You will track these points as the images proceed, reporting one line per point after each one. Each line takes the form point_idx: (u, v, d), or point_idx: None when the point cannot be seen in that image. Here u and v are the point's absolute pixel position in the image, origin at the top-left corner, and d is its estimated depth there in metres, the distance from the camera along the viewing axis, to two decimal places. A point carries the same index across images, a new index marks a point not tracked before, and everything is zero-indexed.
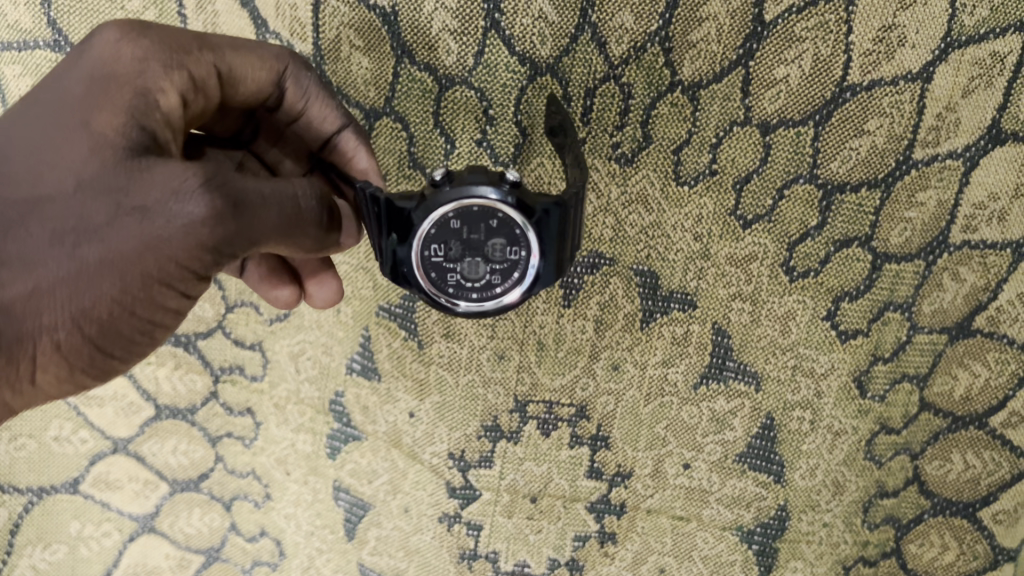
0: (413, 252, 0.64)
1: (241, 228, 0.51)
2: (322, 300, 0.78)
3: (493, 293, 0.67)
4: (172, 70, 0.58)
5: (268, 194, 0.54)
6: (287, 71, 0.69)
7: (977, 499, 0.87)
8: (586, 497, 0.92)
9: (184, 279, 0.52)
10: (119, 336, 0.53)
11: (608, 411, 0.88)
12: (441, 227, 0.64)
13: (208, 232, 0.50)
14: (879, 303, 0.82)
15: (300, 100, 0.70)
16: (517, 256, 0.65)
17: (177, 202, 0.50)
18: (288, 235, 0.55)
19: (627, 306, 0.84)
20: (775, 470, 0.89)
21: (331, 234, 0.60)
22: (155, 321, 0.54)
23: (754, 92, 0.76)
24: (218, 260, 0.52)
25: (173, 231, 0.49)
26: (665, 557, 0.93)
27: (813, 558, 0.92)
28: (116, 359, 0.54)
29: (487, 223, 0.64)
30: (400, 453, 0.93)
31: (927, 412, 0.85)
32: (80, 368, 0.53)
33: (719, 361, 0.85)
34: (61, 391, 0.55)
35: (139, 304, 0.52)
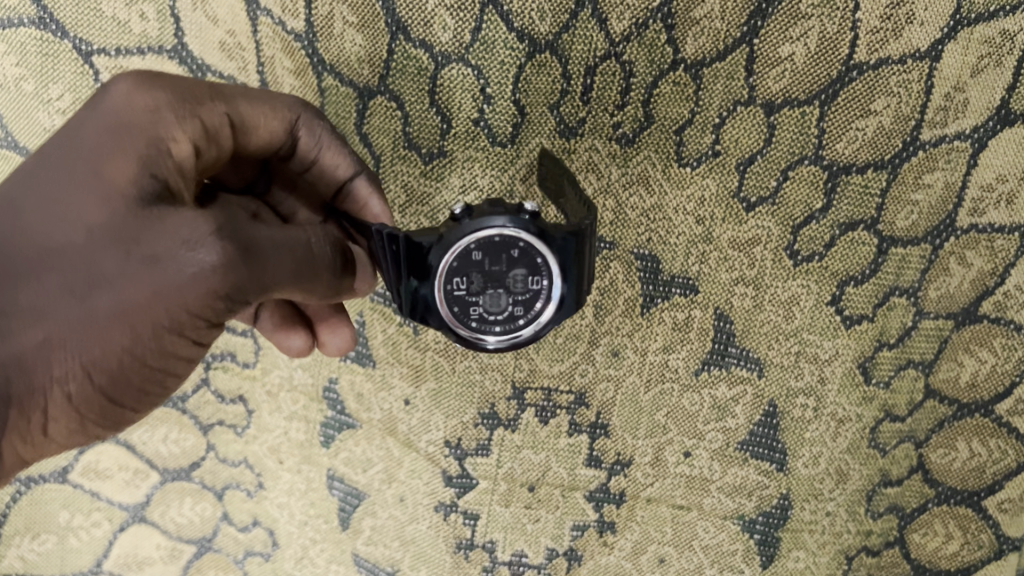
0: (436, 289, 0.62)
1: (253, 274, 0.51)
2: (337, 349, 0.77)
3: (521, 323, 0.65)
4: (184, 118, 0.55)
5: (280, 241, 0.53)
6: (299, 120, 0.67)
7: (982, 487, 0.86)
8: (584, 486, 0.90)
9: (195, 328, 0.50)
10: (130, 386, 0.51)
11: (607, 398, 0.87)
12: (462, 262, 0.62)
13: (220, 281, 0.49)
14: (884, 287, 0.80)
15: (313, 149, 0.69)
16: (539, 285, 0.63)
17: (186, 250, 0.48)
18: (300, 279, 0.55)
19: (628, 291, 0.82)
20: (777, 458, 0.87)
21: (344, 281, 0.60)
22: (168, 370, 0.52)
23: (758, 71, 0.74)
24: (229, 306, 0.51)
25: (185, 280, 0.48)
26: (664, 546, 0.91)
27: (815, 547, 0.91)
28: (128, 409, 0.52)
29: (507, 253, 0.62)
30: (395, 441, 0.91)
31: (933, 399, 0.84)
32: (92, 420, 0.51)
33: (721, 347, 0.84)
34: (75, 443, 0.53)
35: (150, 353, 0.50)
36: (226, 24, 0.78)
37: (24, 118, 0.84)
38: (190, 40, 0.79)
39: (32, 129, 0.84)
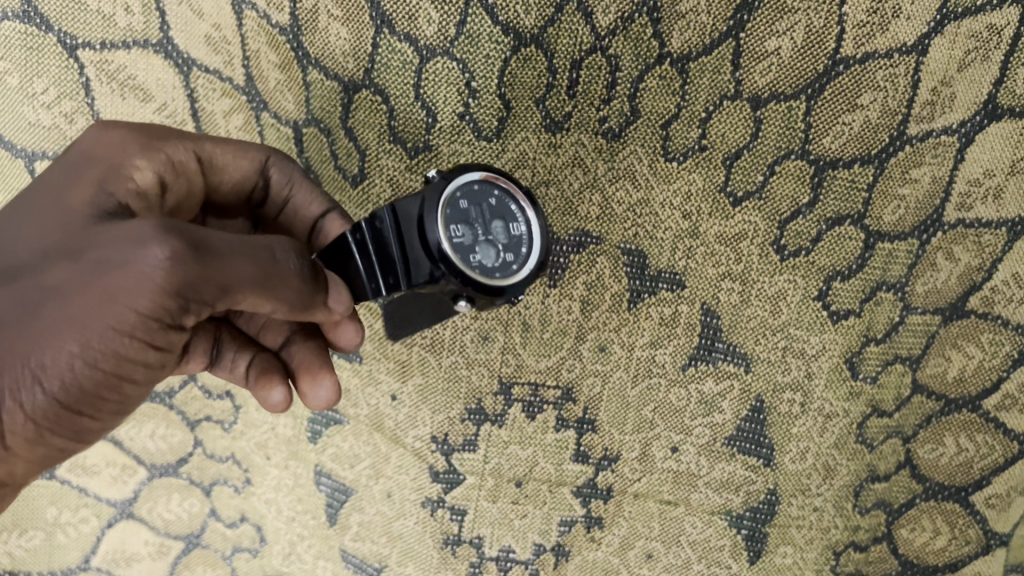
0: (443, 235, 0.62)
1: (207, 273, 0.49)
2: (325, 401, 0.72)
3: (519, 271, 0.66)
4: (151, 152, 0.60)
5: (239, 246, 0.52)
6: (270, 160, 0.70)
7: (970, 482, 0.86)
8: (572, 481, 0.90)
9: (148, 331, 0.49)
10: (86, 394, 0.50)
11: (594, 394, 0.86)
12: (453, 212, 0.63)
13: (165, 280, 0.48)
14: (871, 282, 0.80)
15: (285, 187, 0.71)
16: (519, 232, 0.67)
17: (135, 250, 0.48)
18: (264, 284, 0.53)
19: (614, 286, 0.82)
20: (764, 453, 0.87)
21: (316, 293, 0.58)
22: (125, 377, 0.51)
23: (745, 65, 0.74)
24: (185, 306, 0.49)
25: (134, 277, 0.47)
26: (652, 542, 0.91)
27: (802, 543, 0.90)
28: (87, 418, 0.51)
29: (486, 201, 0.65)
30: (382, 437, 0.91)
31: (920, 395, 0.84)
32: (52, 430, 0.50)
33: (708, 342, 0.84)
34: (39, 459, 0.52)
35: (102, 360, 0.49)
36: (211, 18, 0.77)
37: (9, 112, 0.83)
38: (175, 33, 0.78)
39: (17, 124, 0.84)
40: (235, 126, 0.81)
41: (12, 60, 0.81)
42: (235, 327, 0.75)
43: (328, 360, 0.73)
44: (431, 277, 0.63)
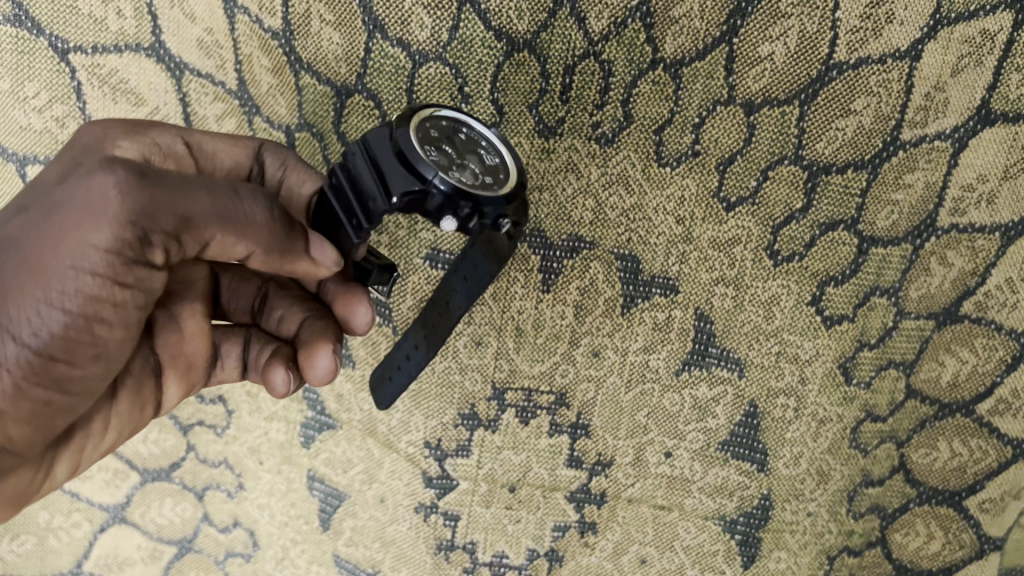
0: (413, 146, 0.56)
1: (161, 203, 0.51)
2: (324, 371, 0.67)
3: (505, 189, 0.57)
4: (134, 134, 0.63)
5: (198, 183, 0.54)
6: (263, 145, 0.69)
7: (964, 487, 0.85)
8: (565, 487, 0.89)
9: (111, 266, 0.50)
10: (62, 338, 0.51)
11: (588, 399, 0.86)
12: (419, 137, 0.58)
13: (118, 206, 0.49)
14: (865, 287, 0.80)
15: (279, 170, 0.69)
16: (495, 162, 0.60)
17: (87, 189, 0.50)
18: (227, 219, 0.54)
19: (608, 291, 0.82)
20: (758, 458, 0.87)
21: (292, 234, 0.59)
22: (96, 320, 0.52)
23: (738, 70, 0.73)
24: (143, 236, 0.51)
25: (86, 213, 0.49)
26: (645, 547, 0.91)
27: (796, 548, 0.91)
28: (64, 364, 0.52)
29: (455, 137, 0.61)
30: (375, 442, 0.90)
31: (914, 399, 0.84)
32: (33, 381, 0.51)
33: (702, 347, 0.83)
34: (30, 417, 0.52)
35: (69, 299, 0.50)
36: (204, 22, 0.77)
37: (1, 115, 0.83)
38: (167, 37, 0.78)
39: (10, 127, 0.84)
40: (227, 130, 0.81)
41: (4, 63, 0.81)
42: (260, 331, 0.75)
43: (335, 336, 0.70)
44: (412, 192, 0.55)
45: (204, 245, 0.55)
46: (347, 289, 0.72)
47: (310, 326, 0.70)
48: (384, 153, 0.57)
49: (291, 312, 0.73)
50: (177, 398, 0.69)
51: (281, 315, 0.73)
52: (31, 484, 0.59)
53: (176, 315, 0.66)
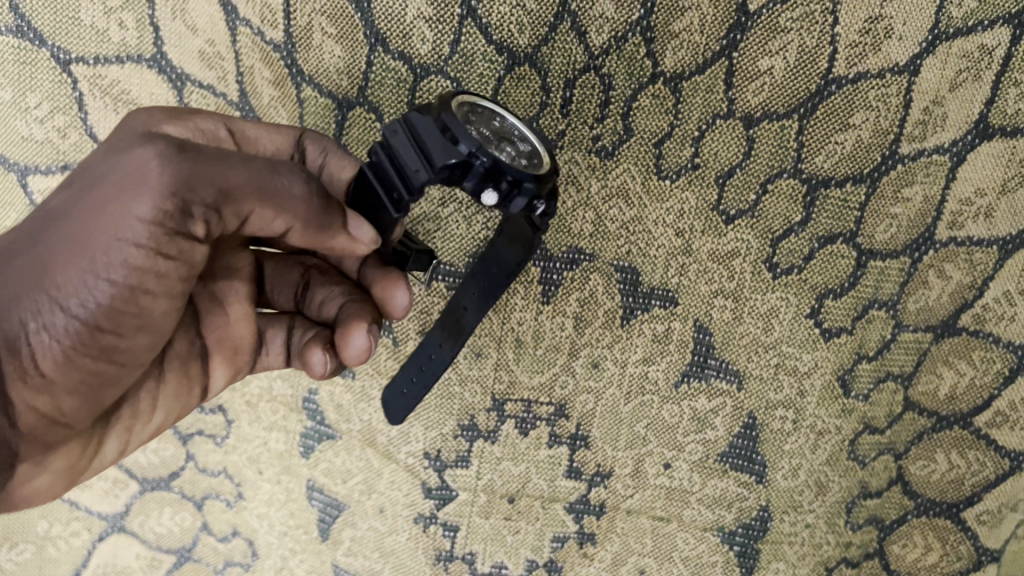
0: (458, 120, 0.57)
1: (200, 175, 0.52)
2: (359, 350, 0.68)
3: (539, 171, 0.58)
4: (179, 120, 0.65)
5: (238, 156, 0.55)
6: (303, 134, 0.70)
7: (961, 499, 0.85)
8: (564, 498, 0.90)
9: (154, 237, 0.51)
10: (108, 308, 0.52)
11: (587, 410, 0.86)
12: (461, 116, 0.59)
13: (158, 177, 0.50)
14: (863, 300, 0.81)
15: (318, 157, 0.70)
16: (528, 148, 0.61)
17: (128, 162, 0.51)
18: (266, 191, 0.55)
19: (607, 303, 0.82)
20: (756, 470, 0.87)
21: (332, 207, 0.59)
22: (141, 291, 0.52)
23: (738, 84, 0.74)
24: (184, 207, 0.52)
25: (127, 185, 0.51)
26: (644, 558, 0.91)
27: (795, 559, 0.91)
28: (111, 334, 0.53)
29: (491, 121, 0.62)
30: (375, 453, 0.90)
31: (911, 411, 0.84)
32: (80, 350, 0.52)
33: (701, 359, 0.84)
34: (81, 387, 0.54)
35: (113, 270, 0.51)
36: (205, 33, 0.77)
37: (1, 126, 0.83)
38: (169, 49, 0.78)
39: (10, 138, 0.84)
40: None
41: (5, 74, 0.81)
42: (304, 317, 0.75)
43: (372, 315, 0.70)
44: (452, 164, 0.56)
45: (244, 219, 0.56)
46: (387, 273, 0.72)
47: (349, 307, 0.70)
48: (426, 127, 0.58)
49: (331, 297, 0.73)
50: (222, 381, 0.70)
51: (322, 299, 0.74)
52: (79, 458, 0.61)
53: (221, 299, 0.68)
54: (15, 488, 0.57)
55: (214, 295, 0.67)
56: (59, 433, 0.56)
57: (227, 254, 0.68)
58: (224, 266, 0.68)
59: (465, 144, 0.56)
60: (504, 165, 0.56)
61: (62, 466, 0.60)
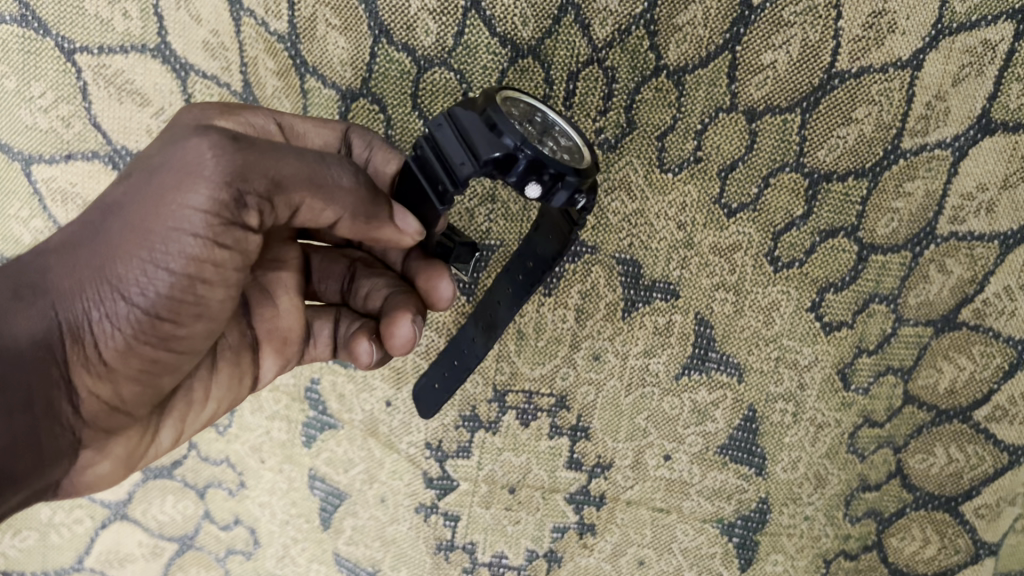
0: (500, 113, 0.57)
1: (254, 166, 0.53)
2: (405, 339, 0.68)
3: (582, 165, 0.58)
4: (230, 115, 0.64)
5: (289, 148, 0.55)
6: (349, 128, 0.70)
7: (959, 492, 0.86)
8: (565, 488, 0.90)
9: (211, 228, 0.52)
10: (167, 297, 0.53)
11: (588, 401, 0.87)
12: (504, 110, 0.59)
13: (212, 167, 0.51)
14: (864, 294, 0.81)
15: (364, 151, 0.70)
16: (569, 142, 0.61)
17: (182, 153, 0.52)
18: (317, 182, 0.56)
19: (609, 295, 0.83)
20: (755, 462, 0.88)
21: (380, 197, 0.61)
22: (199, 280, 0.53)
23: (741, 77, 0.74)
24: (240, 197, 0.52)
25: (183, 175, 0.51)
26: (644, 548, 0.91)
27: (794, 551, 0.91)
28: (170, 323, 0.54)
29: (533, 115, 0.62)
30: (377, 443, 0.91)
31: (911, 405, 0.85)
32: (141, 338, 0.54)
33: (702, 352, 0.84)
34: (140, 374, 0.56)
35: (172, 260, 0.52)
36: (209, 24, 0.77)
37: (5, 115, 0.84)
38: (172, 39, 0.78)
39: (14, 127, 0.84)
40: None
41: (9, 63, 0.81)
42: (349, 310, 0.76)
43: (417, 306, 0.70)
44: (496, 158, 0.57)
45: (295, 210, 0.57)
46: (432, 263, 0.73)
47: (395, 298, 0.71)
48: (470, 121, 0.58)
49: (377, 288, 0.74)
50: (273, 371, 0.72)
51: (367, 291, 0.74)
52: (135, 445, 0.62)
53: (271, 290, 0.68)
54: (75, 473, 0.59)
55: (264, 287, 0.68)
56: (119, 419, 0.58)
57: (276, 245, 0.68)
58: (274, 258, 0.68)
59: (509, 137, 0.56)
60: (548, 159, 0.56)
61: (121, 451, 0.62)
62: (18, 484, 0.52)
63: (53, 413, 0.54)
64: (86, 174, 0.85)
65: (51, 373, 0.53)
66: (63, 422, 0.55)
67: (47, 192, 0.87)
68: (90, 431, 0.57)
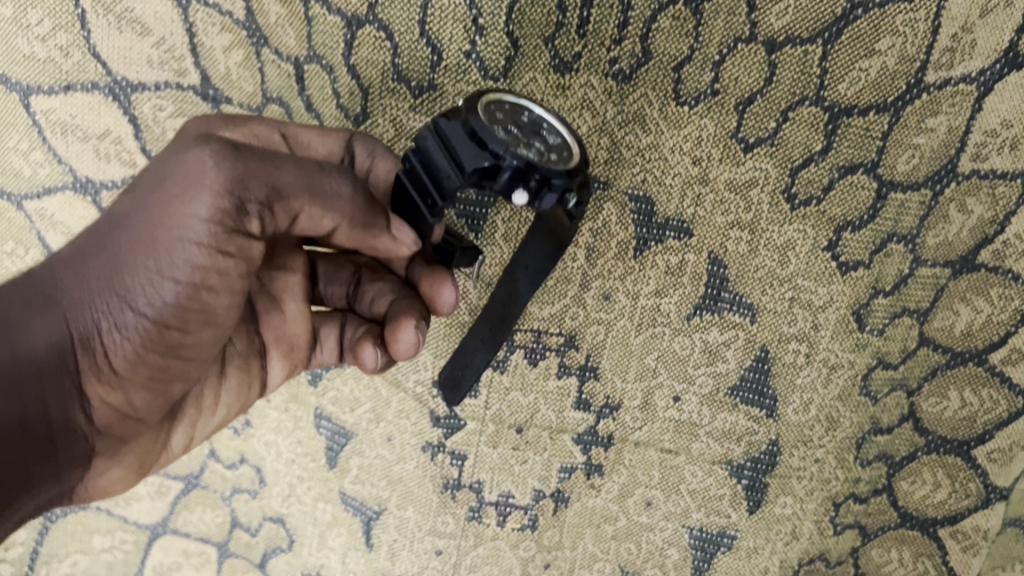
0: (484, 125, 0.59)
1: (253, 174, 0.56)
2: (408, 345, 0.70)
3: (568, 166, 0.60)
4: (236, 126, 0.68)
5: (286, 156, 0.59)
6: (353, 137, 0.72)
7: (973, 436, 0.84)
8: (572, 429, 0.89)
9: (214, 235, 0.56)
10: (174, 307, 0.57)
11: (597, 341, 0.85)
12: (487, 117, 0.61)
13: (213, 175, 0.55)
14: (882, 234, 0.79)
15: (366, 159, 0.73)
16: (556, 138, 0.62)
17: (184, 162, 0.55)
18: (314, 190, 0.60)
19: (621, 233, 0.81)
20: (767, 403, 0.86)
21: (376, 206, 0.64)
22: (204, 288, 0.57)
23: (761, 6, 0.71)
24: (241, 205, 0.56)
25: (183, 186, 0.55)
26: (651, 490, 0.90)
27: (802, 493, 0.90)
28: (177, 330, 0.58)
29: (520, 113, 0.63)
30: (383, 381, 0.90)
31: (926, 347, 0.83)
32: (151, 345, 0.58)
33: (714, 292, 0.82)
34: (149, 381, 0.60)
35: (177, 269, 0.56)
36: None
37: (3, 44, 0.81)
38: None
39: (12, 56, 0.82)
40: (234, 62, 0.79)
41: None
42: (357, 314, 0.78)
43: (421, 312, 0.72)
44: (482, 167, 0.59)
45: (294, 217, 0.61)
46: (435, 271, 0.74)
47: (398, 304, 0.73)
48: (454, 132, 0.60)
49: (381, 294, 0.76)
50: (280, 375, 0.76)
51: (372, 296, 0.77)
52: (147, 445, 0.67)
53: (277, 296, 0.72)
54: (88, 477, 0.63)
55: (271, 293, 0.72)
56: (130, 425, 0.62)
57: (281, 253, 0.71)
58: (279, 268, 0.71)
59: (494, 149, 0.58)
60: (533, 166, 0.59)
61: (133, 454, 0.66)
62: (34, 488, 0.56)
63: (67, 422, 0.58)
64: (85, 106, 0.83)
65: (65, 383, 0.57)
66: (77, 430, 0.59)
67: (47, 124, 0.84)
68: (104, 437, 0.62)
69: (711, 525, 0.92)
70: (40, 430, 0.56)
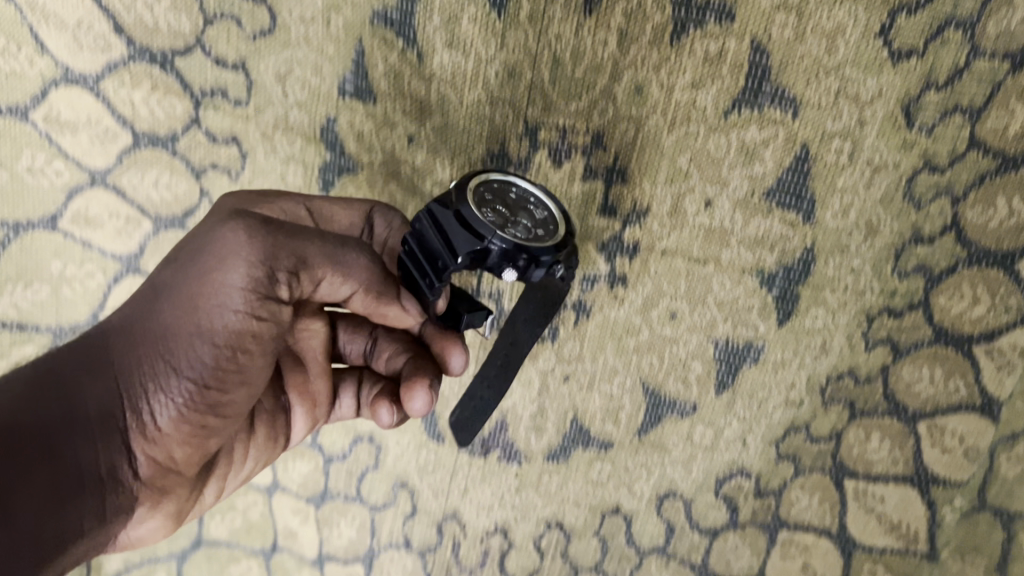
0: (473, 210, 0.62)
1: (281, 244, 0.61)
2: (420, 408, 0.72)
3: (553, 241, 0.63)
4: (266, 203, 0.68)
5: (310, 229, 0.63)
6: (373, 210, 0.72)
7: (1018, 249, 0.80)
8: (597, 236, 0.85)
9: (249, 303, 0.61)
10: (214, 372, 0.63)
11: (626, 141, 0.80)
12: (476, 201, 0.64)
13: (245, 250, 0.60)
14: (939, 18, 0.74)
15: (382, 235, 0.72)
16: (544, 216, 0.66)
17: (219, 242, 0.60)
18: (334, 256, 0.63)
19: (657, 16, 0.75)
20: (804, 207, 0.81)
21: (388, 278, 0.67)
22: (241, 351, 0.63)
23: None
24: (272, 276, 0.61)
25: (219, 266, 0.60)
26: (677, 302, 0.87)
27: (834, 305, 0.86)
28: (216, 391, 0.64)
29: (507, 197, 0.67)
30: (398, 186, 0.85)
31: (975, 151, 0.78)
32: (194, 404, 0.64)
33: (755, 85, 0.77)
34: (191, 437, 0.66)
35: (216, 336, 0.62)
36: None
37: None
38: None
39: None
40: None
41: None
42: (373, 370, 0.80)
43: (433, 372, 0.74)
44: (473, 251, 0.61)
45: (317, 284, 0.64)
46: (446, 334, 0.74)
47: (410, 362, 0.75)
48: (444, 218, 0.63)
49: (395, 351, 0.77)
50: (303, 430, 0.80)
51: (387, 354, 0.78)
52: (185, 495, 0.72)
53: (300, 356, 0.76)
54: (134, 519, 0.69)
55: (296, 352, 0.76)
56: (171, 476, 0.68)
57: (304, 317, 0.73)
58: (302, 331, 0.75)
59: (484, 231, 0.61)
60: (522, 245, 0.61)
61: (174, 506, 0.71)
62: (82, 532, 0.62)
63: (115, 474, 0.64)
64: None
65: (115, 439, 0.63)
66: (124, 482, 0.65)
67: None
68: (148, 489, 0.67)
69: (737, 338, 0.88)
70: (89, 482, 0.62)
